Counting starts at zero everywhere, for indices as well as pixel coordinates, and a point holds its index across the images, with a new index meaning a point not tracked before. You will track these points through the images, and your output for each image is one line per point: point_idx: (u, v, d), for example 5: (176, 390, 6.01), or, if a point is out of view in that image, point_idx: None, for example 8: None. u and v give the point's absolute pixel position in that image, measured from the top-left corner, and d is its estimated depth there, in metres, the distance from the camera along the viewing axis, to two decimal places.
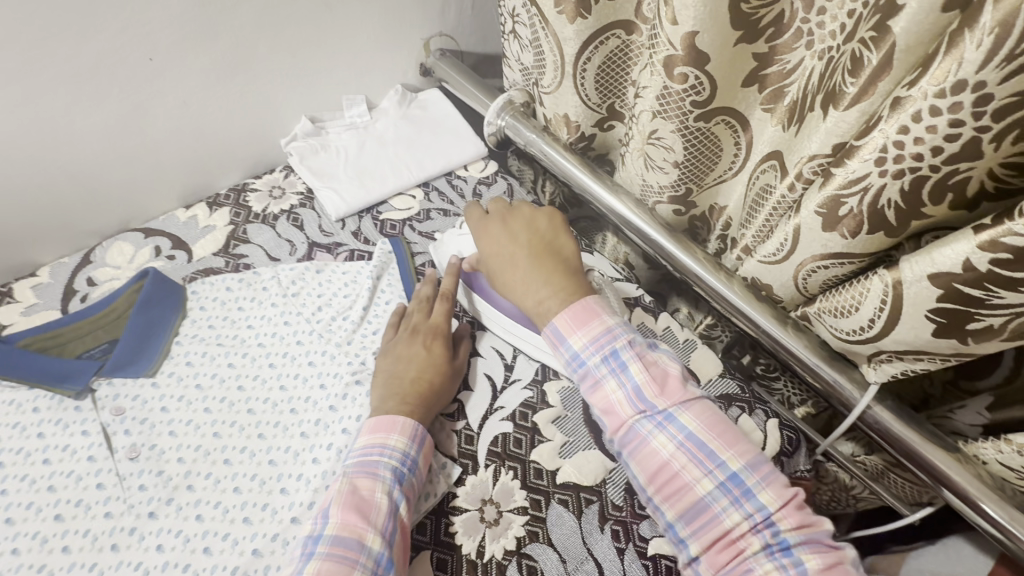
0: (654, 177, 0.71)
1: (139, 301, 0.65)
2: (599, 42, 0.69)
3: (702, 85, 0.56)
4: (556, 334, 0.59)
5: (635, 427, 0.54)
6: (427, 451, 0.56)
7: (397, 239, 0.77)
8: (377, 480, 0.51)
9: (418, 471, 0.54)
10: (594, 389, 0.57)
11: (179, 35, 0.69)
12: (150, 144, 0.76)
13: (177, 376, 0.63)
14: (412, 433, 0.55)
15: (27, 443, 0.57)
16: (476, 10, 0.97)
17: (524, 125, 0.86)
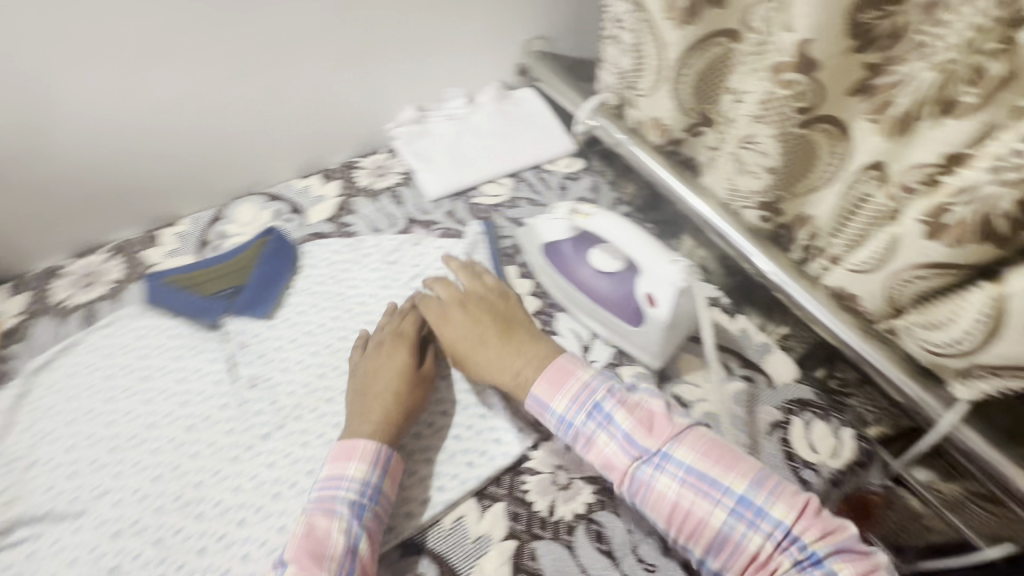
0: (744, 182, 0.73)
1: (267, 253, 0.75)
2: (703, 49, 0.72)
3: (809, 92, 0.57)
4: (537, 404, 0.56)
5: (636, 475, 0.51)
6: (392, 475, 0.55)
7: (489, 222, 0.83)
8: (335, 519, 0.50)
9: (381, 499, 0.54)
10: (589, 449, 0.54)
11: (320, 24, 0.78)
12: (280, 118, 0.85)
13: (291, 321, 0.71)
14: (372, 458, 0.54)
15: (169, 362, 0.67)
16: (576, 15, 1.02)
17: (615, 126, 0.90)
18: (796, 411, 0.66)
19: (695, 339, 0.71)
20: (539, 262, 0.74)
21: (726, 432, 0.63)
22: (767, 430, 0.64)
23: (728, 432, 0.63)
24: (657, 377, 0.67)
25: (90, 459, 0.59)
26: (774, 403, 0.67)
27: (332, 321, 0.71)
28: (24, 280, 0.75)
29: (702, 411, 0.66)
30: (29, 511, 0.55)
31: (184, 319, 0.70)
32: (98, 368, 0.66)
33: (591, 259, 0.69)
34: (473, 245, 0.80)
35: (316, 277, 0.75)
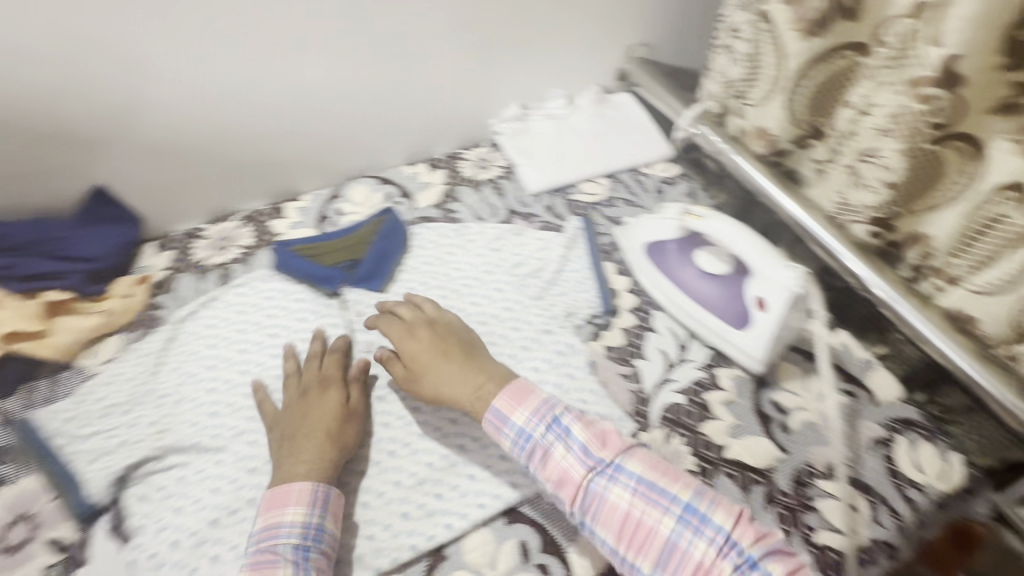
0: (859, 197, 0.73)
1: (382, 232, 0.80)
2: (825, 61, 0.72)
3: (947, 106, 0.59)
4: (495, 418, 0.55)
5: (590, 487, 0.50)
6: (334, 512, 0.54)
7: (587, 218, 0.85)
8: (280, 566, 0.48)
9: (326, 538, 0.52)
10: (544, 463, 0.52)
11: (449, 21, 0.83)
12: (399, 107, 0.89)
13: (402, 297, 0.76)
14: (309, 498, 0.53)
15: (295, 324, 0.73)
16: (680, 24, 1.04)
17: (716, 134, 0.90)
18: (900, 429, 0.65)
19: (794, 348, 0.71)
20: (638, 259, 0.76)
21: (827, 441, 0.63)
22: (869, 445, 0.63)
23: (829, 442, 0.63)
24: (756, 382, 0.68)
25: (228, 401, 0.65)
26: (877, 420, 0.66)
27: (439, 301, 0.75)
28: (169, 238, 0.82)
29: (800, 420, 0.65)
30: (178, 442, 0.62)
31: (307, 285, 0.76)
32: (233, 321, 0.72)
33: (695, 259, 0.72)
34: (572, 240, 0.82)
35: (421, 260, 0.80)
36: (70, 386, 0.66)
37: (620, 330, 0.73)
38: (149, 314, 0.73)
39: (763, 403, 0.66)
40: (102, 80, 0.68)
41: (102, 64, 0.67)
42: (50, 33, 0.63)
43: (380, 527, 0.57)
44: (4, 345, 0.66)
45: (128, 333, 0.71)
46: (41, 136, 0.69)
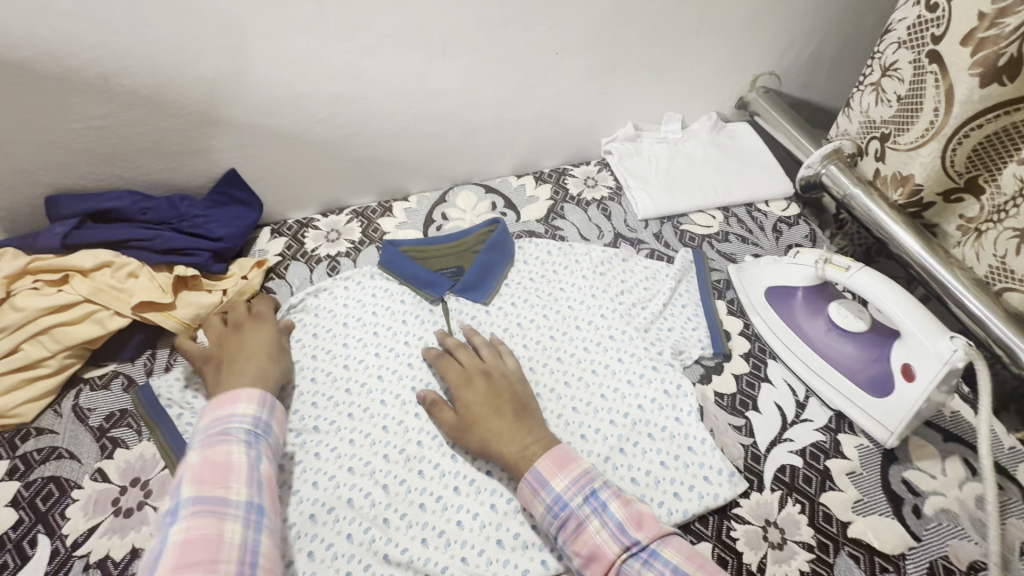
0: (1023, 263, 0.66)
1: (490, 242, 0.78)
2: (1003, 112, 0.64)
3: None
4: (534, 480, 0.53)
5: (622, 568, 0.47)
6: (279, 420, 0.58)
7: (699, 251, 0.81)
8: (234, 444, 0.52)
9: (273, 434, 0.56)
10: (577, 536, 0.50)
11: (585, 38, 0.81)
12: (518, 120, 0.88)
13: (505, 311, 0.74)
14: (259, 399, 0.57)
15: (395, 323, 0.72)
16: (814, 55, 0.98)
17: (847, 175, 0.82)
18: None
19: (929, 424, 0.64)
20: (759, 305, 0.73)
21: (968, 536, 0.56)
22: (1020, 549, 0.56)
23: (971, 537, 0.56)
24: (884, 456, 0.61)
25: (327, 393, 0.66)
26: None
27: (538, 320, 0.73)
28: (282, 225, 0.85)
29: (935, 505, 0.58)
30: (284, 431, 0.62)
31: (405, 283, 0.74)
32: (337, 314, 0.73)
33: (828, 310, 0.67)
34: (683, 271, 0.78)
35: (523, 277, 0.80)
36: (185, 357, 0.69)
37: (731, 377, 0.68)
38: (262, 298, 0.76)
39: (892, 481, 0.60)
40: (252, 71, 0.69)
41: (212, 48, 0.66)
42: (217, 23, 0.64)
43: (473, 550, 0.55)
44: (134, 314, 0.68)
45: None
46: (192, 120, 0.71)
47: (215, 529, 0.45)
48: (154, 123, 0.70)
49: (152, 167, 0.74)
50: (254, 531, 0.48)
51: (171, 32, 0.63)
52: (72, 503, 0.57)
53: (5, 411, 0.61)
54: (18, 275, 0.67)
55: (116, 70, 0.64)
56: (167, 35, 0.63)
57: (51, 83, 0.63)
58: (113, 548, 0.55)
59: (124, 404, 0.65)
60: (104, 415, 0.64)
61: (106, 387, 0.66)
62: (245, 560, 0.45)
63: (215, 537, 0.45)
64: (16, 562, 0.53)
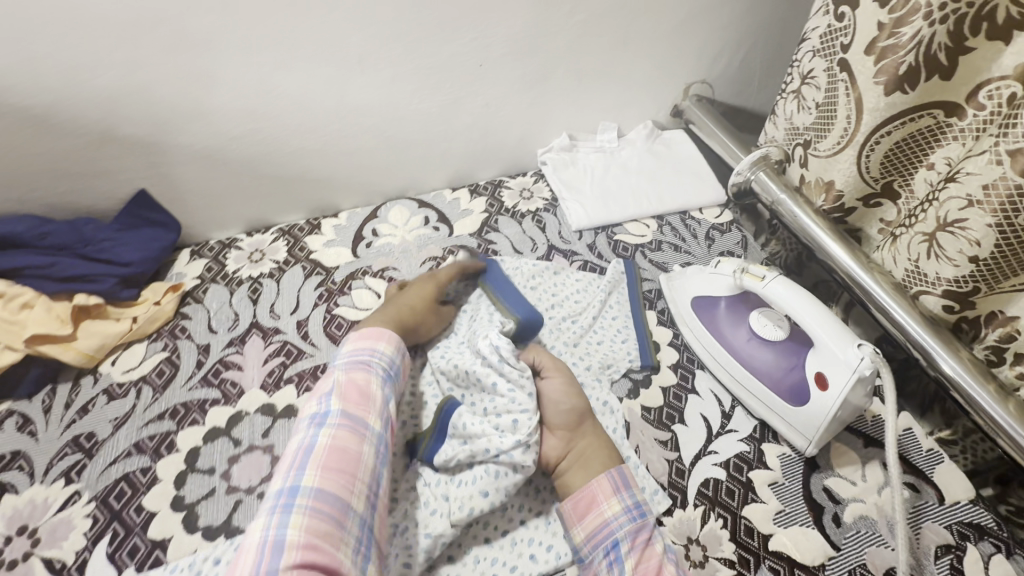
0: (933, 266, 0.66)
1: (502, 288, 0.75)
2: (908, 119, 0.65)
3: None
4: (620, 477, 0.55)
5: None
6: (405, 370, 0.63)
7: (631, 261, 0.80)
8: (374, 375, 0.57)
9: (400, 375, 0.61)
10: (643, 548, 0.51)
11: (509, 49, 0.80)
12: (448, 133, 0.86)
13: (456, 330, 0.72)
14: (396, 341, 0.62)
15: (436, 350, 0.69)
16: (744, 63, 0.99)
17: (774, 182, 0.83)
18: (971, 538, 0.57)
19: (850, 429, 0.65)
20: (686, 314, 0.72)
21: (885, 542, 0.56)
22: (934, 552, 0.56)
23: (887, 543, 0.56)
24: (805, 465, 0.62)
25: (436, 452, 0.58)
26: (943, 523, 0.58)
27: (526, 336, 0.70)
28: (204, 247, 0.82)
29: (854, 513, 0.58)
30: (202, 465, 0.59)
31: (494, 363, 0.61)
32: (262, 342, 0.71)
33: (749, 319, 0.67)
34: (614, 283, 0.77)
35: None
36: (88, 392, 0.65)
37: (659, 389, 0.68)
38: (176, 324, 0.72)
39: (813, 490, 0.60)
40: (157, 88, 0.66)
41: (108, 65, 0.63)
42: (109, 39, 0.61)
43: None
44: (28, 347, 0.64)
45: (153, 341, 0.70)
46: (92, 138, 0.68)
47: (355, 444, 0.51)
48: (50, 145, 0.66)
49: (52, 189, 0.70)
50: (381, 459, 0.52)
51: (55, 48, 0.60)
52: None
53: None
54: None
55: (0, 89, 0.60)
56: (54, 53, 0.60)
57: None
58: None
59: (16, 445, 0.60)
60: None
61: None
62: (373, 480, 0.50)
63: (355, 450, 0.50)
64: None
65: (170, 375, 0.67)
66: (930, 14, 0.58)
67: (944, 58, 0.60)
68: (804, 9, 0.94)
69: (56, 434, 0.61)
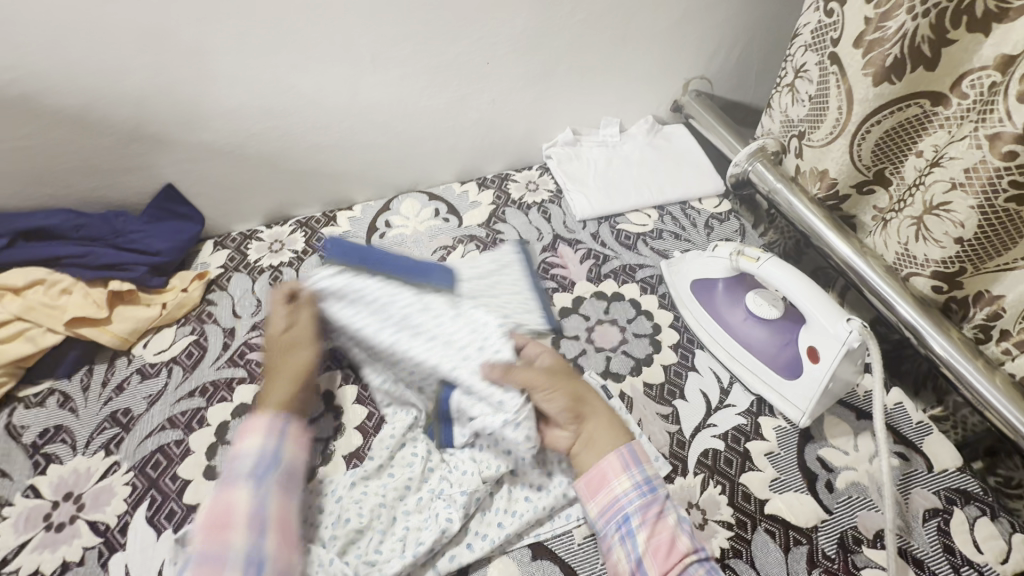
0: (922, 248, 0.70)
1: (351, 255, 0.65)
2: (896, 108, 0.69)
3: (1011, 177, 0.57)
4: (630, 455, 0.57)
5: (689, 570, 0.51)
6: (295, 440, 0.57)
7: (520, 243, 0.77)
8: (235, 488, 0.52)
9: (284, 462, 0.55)
10: (654, 522, 0.54)
11: (513, 48, 0.84)
12: (456, 128, 0.90)
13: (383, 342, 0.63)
14: (265, 427, 0.56)
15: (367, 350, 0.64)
16: (741, 58, 1.03)
17: (771, 172, 0.86)
18: (957, 502, 0.60)
19: (843, 403, 0.68)
20: (687, 297, 0.76)
21: (875, 507, 0.60)
22: (923, 515, 0.59)
23: (877, 507, 0.59)
24: (801, 436, 0.65)
25: (451, 435, 0.62)
26: (932, 489, 0.61)
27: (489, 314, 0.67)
28: (226, 238, 0.86)
29: (846, 480, 0.61)
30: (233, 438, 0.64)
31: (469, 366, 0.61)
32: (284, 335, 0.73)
33: (746, 300, 0.70)
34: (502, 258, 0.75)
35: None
36: (122, 372, 0.69)
37: (661, 367, 0.71)
38: (203, 310, 0.76)
39: (807, 459, 0.63)
40: (182, 88, 0.70)
41: (137, 67, 0.67)
42: (139, 42, 0.65)
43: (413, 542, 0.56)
44: (67, 330, 0.68)
45: (181, 325, 0.74)
46: (122, 136, 0.72)
47: None
48: (83, 143, 0.71)
49: (85, 185, 0.74)
50: None
51: (90, 53, 0.64)
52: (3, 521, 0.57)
53: None
54: None
55: (40, 91, 0.65)
56: (90, 56, 0.64)
57: None
58: (43, 562, 0.55)
59: (59, 420, 0.65)
60: (38, 431, 0.64)
61: (41, 405, 0.66)
62: None
63: None
64: None
65: (199, 356, 0.71)
66: (913, 8, 0.61)
67: (927, 49, 0.63)
68: (797, 6, 0.97)
69: (95, 411, 0.66)
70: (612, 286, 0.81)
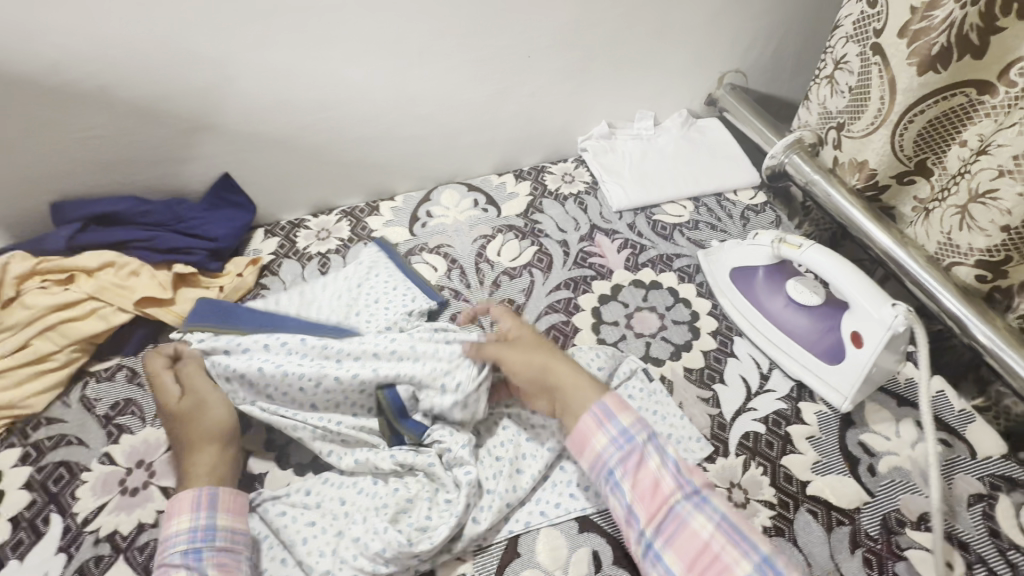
0: (966, 237, 0.70)
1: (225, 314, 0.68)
2: (942, 97, 0.69)
3: None
4: (602, 412, 0.58)
5: (675, 507, 0.53)
6: (228, 508, 0.56)
7: (381, 240, 0.83)
8: (171, 573, 0.51)
9: (221, 534, 0.54)
10: (636, 470, 0.55)
11: (554, 41, 0.86)
12: (495, 120, 0.93)
13: (313, 368, 0.61)
14: (191, 504, 0.54)
15: (295, 392, 0.61)
16: (777, 52, 1.03)
17: (808, 163, 0.87)
18: (1002, 488, 0.61)
19: (884, 390, 0.68)
20: (726, 286, 0.77)
21: (918, 490, 0.60)
22: (967, 500, 0.60)
23: (920, 491, 0.60)
24: (842, 421, 0.66)
25: (415, 420, 0.61)
26: (976, 475, 0.62)
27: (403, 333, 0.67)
28: (275, 227, 0.90)
29: (888, 464, 0.62)
30: None
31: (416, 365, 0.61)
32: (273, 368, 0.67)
33: (786, 288, 0.71)
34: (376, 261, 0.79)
35: (504, 268, 0.84)
36: None
37: (700, 353, 0.73)
38: (257, 293, 0.80)
39: (848, 442, 0.64)
40: (242, 81, 0.74)
41: (203, 60, 0.70)
42: (206, 35, 0.68)
43: None
44: (135, 309, 0.72)
45: None
46: (185, 126, 0.75)
47: None
48: (149, 133, 0.75)
49: (149, 173, 0.78)
50: None
51: (160, 46, 0.68)
52: (81, 484, 0.61)
53: (15, 403, 0.65)
54: (27, 275, 0.71)
55: (114, 83, 0.69)
56: (159, 50, 0.68)
57: (52, 95, 0.67)
58: (120, 523, 0.58)
59: (128, 393, 0.69)
60: (110, 403, 0.68)
61: (111, 378, 0.70)
62: None
63: None
64: (31, 538, 0.57)
65: None
66: None
67: (976, 37, 0.64)
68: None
69: None
70: (649, 275, 0.82)
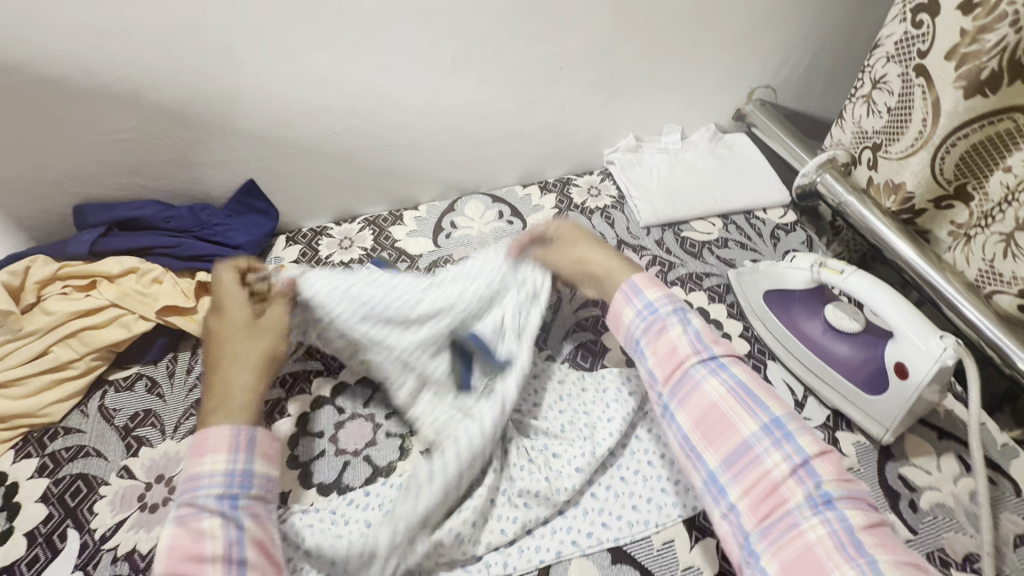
0: (1010, 266, 0.68)
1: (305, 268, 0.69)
2: (987, 122, 0.67)
3: None
4: (629, 289, 0.59)
5: (689, 371, 0.52)
6: (265, 453, 0.50)
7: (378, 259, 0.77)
8: (204, 517, 0.44)
9: (258, 481, 0.48)
10: (657, 338, 0.55)
11: (587, 53, 0.84)
12: (523, 132, 0.91)
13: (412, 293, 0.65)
14: (229, 441, 0.48)
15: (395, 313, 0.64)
16: (809, 68, 1.02)
17: (840, 183, 0.85)
18: None
19: (924, 422, 0.67)
20: (759, 307, 0.75)
21: (963, 529, 0.58)
22: (1013, 541, 0.58)
23: (965, 529, 0.58)
24: (880, 453, 0.64)
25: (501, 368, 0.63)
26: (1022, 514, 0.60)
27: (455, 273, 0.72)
28: (297, 234, 0.88)
29: (930, 500, 0.60)
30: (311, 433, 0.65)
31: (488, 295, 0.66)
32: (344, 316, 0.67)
33: (824, 312, 0.70)
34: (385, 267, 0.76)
35: None
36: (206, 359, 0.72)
37: None
38: None
39: (889, 476, 0.62)
40: (272, 88, 0.73)
41: (233, 65, 0.69)
42: (238, 42, 0.67)
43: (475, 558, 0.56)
44: (158, 317, 0.71)
45: None
46: (212, 131, 0.74)
47: None
48: (176, 139, 0.73)
49: (173, 179, 0.77)
50: None
51: (190, 52, 0.66)
52: (99, 499, 0.59)
53: (35, 410, 0.64)
54: (48, 280, 0.71)
55: (143, 88, 0.68)
56: (190, 55, 0.67)
57: (80, 98, 0.66)
58: (140, 541, 0.57)
59: (148, 404, 0.67)
60: (129, 414, 0.66)
61: (130, 388, 0.68)
62: None
63: None
64: (47, 555, 0.56)
65: None
66: (1017, 21, 0.60)
67: None
68: (868, 18, 0.97)
69: (182, 397, 0.68)
70: (680, 294, 0.80)
